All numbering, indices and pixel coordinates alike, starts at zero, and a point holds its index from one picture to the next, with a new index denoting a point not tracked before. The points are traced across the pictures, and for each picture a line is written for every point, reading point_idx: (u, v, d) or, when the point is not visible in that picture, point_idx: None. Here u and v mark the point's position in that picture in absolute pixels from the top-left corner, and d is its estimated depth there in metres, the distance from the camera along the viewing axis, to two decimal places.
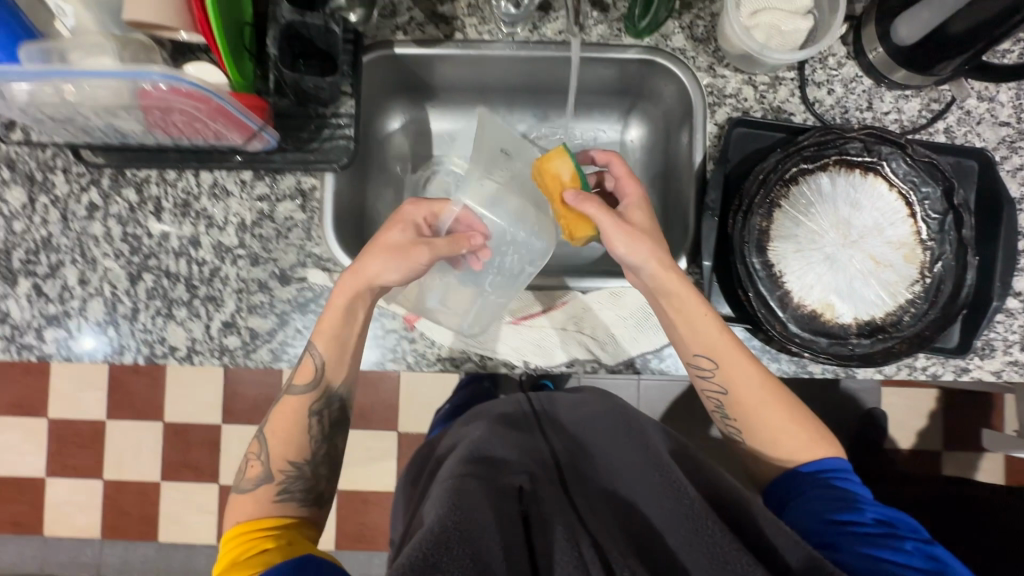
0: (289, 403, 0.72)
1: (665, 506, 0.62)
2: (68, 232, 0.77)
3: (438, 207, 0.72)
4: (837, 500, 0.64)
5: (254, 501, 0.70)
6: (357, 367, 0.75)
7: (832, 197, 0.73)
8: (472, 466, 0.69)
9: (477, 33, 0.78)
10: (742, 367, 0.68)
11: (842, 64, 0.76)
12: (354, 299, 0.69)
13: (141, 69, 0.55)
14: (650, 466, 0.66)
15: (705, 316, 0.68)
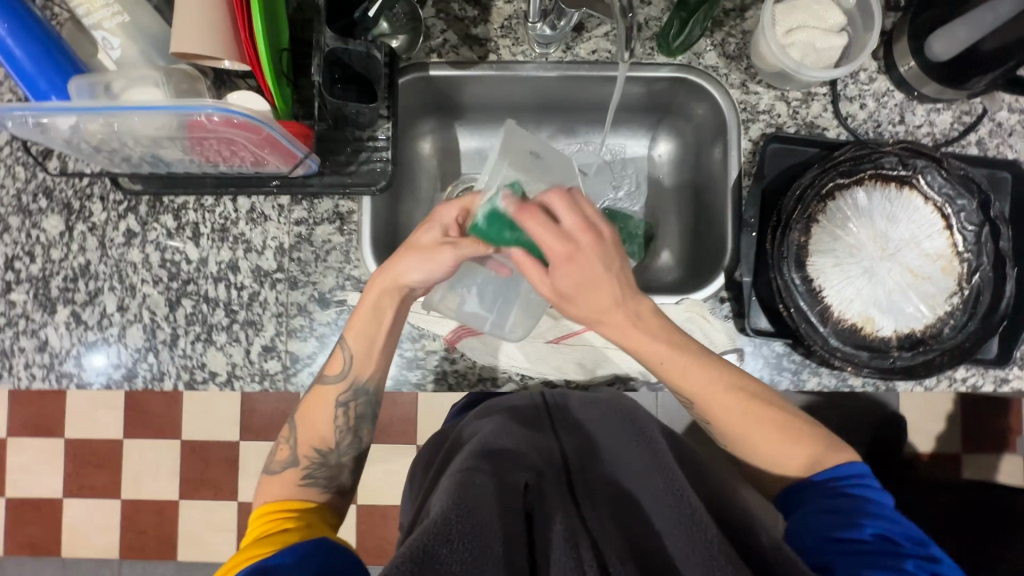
0: (322, 392, 0.71)
1: (664, 513, 0.55)
2: (106, 259, 0.77)
3: (469, 203, 0.69)
4: (838, 514, 0.59)
5: (281, 483, 0.69)
6: (388, 360, 0.73)
7: (869, 211, 0.74)
8: (473, 454, 0.62)
9: (511, 54, 0.78)
10: (718, 397, 0.66)
11: (873, 79, 0.77)
12: (383, 296, 0.69)
13: (195, 103, 0.55)
14: (653, 469, 0.59)
15: (670, 356, 0.64)
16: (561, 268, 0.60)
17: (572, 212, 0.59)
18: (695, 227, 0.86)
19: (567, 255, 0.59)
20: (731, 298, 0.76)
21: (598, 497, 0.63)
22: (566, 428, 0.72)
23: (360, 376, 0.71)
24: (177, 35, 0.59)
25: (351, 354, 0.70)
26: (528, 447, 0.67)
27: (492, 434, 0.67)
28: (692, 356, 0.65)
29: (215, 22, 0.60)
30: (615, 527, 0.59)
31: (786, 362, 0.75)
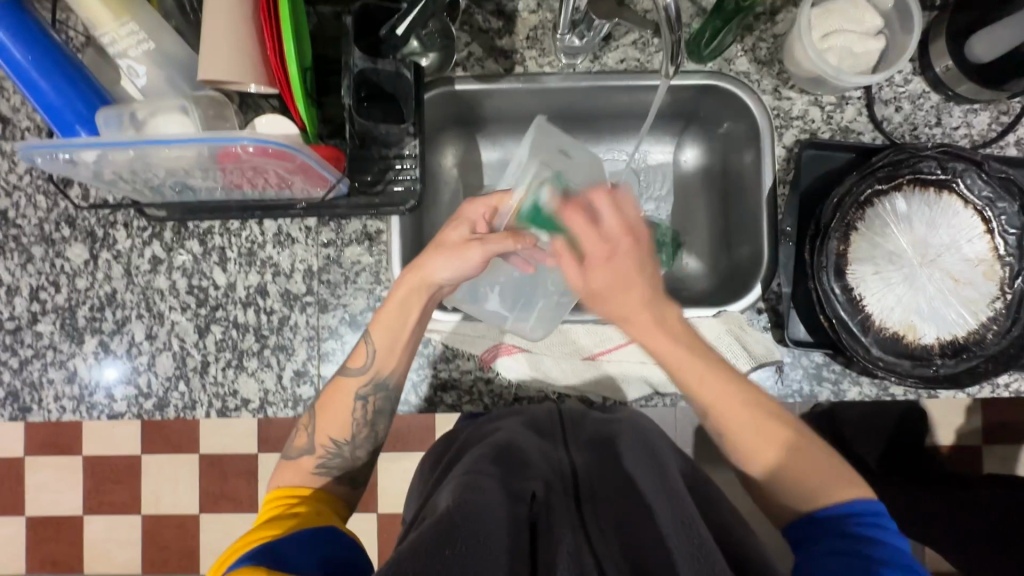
0: (343, 386, 0.68)
1: (673, 539, 0.51)
2: (133, 287, 0.76)
3: (495, 202, 0.71)
4: (852, 559, 0.53)
5: (297, 469, 0.67)
6: (411, 358, 0.71)
7: (908, 217, 0.72)
8: (488, 457, 0.61)
9: (538, 66, 0.77)
10: (731, 411, 0.62)
11: (909, 80, 0.75)
12: (410, 294, 0.67)
13: (230, 135, 0.54)
14: (664, 495, 0.56)
15: (691, 361, 0.61)
16: (596, 269, 0.59)
17: (613, 210, 0.60)
18: (726, 232, 0.85)
19: (603, 254, 0.59)
20: (769, 309, 0.75)
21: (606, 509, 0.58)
22: (579, 442, 0.67)
23: (383, 371, 0.69)
24: (203, 59, 0.58)
25: (377, 349, 0.68)
26: (540, 454, 0.65)
27: (507, 435, 0.65)
28: (710, 366, 0.61)
29: (243, 46, 0.58)
30: (618, 547, 0.53)
31: (826, 373, 0.74)
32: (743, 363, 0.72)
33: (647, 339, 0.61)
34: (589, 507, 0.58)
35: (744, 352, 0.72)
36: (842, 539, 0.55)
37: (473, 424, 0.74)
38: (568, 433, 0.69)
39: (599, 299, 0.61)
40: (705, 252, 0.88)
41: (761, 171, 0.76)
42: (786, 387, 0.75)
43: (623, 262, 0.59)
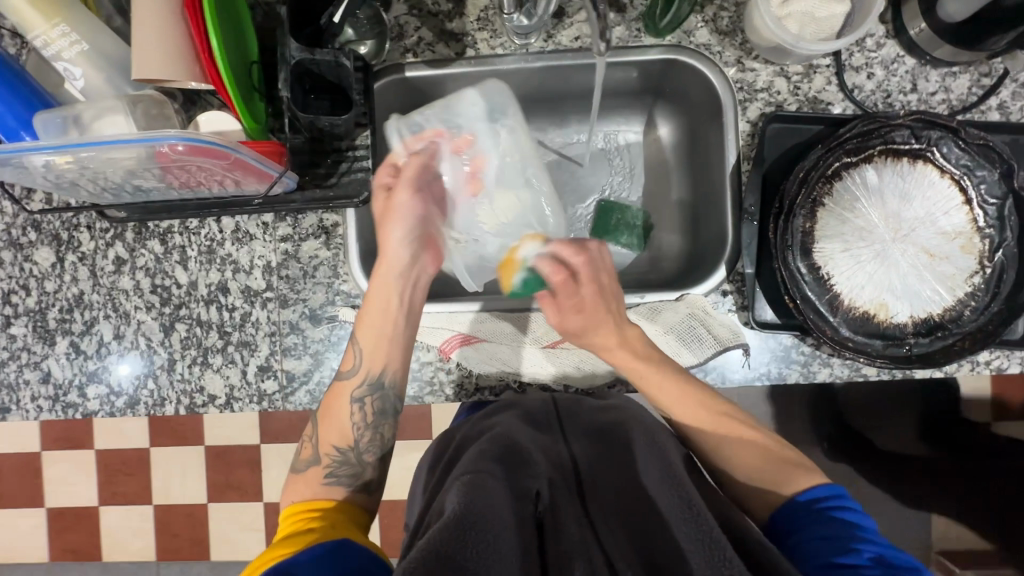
0: (339, 390, 0.68)
1: (680, 528, 0.50)
2: (99, 288, 0.77)
3: (389, 159, 0.72)
4: (830, 540, 0.53)
5: (306, 484, 0.66)
6: (403, 353, 0.70)
7: (879, 190, 0.69)
8: (485, 454, 0.60)
9: (489, 48, 0.75)
10: (671, 400, 0.67)
11: (881, 44, 0.71)
12: (384, 281, 0.69)
13: (157, 135, 0.53)
14: (668, 484, 0.55)
15: (650, 372, 0.66)
16: (574, 315, 0.67)
17: (590, 266, 0.68)
18: (694, 213, 0.83)
19: (576, 306, 0.67)
20: (734, 290, 0.72)
21: (612, 507, 0.58)
22: (576, 431, 0.68)
23: (376, 368, 0.68)
24: (135, 60, 0.57)
25: (363, 348, 0.68)
26: (537, 450, 0.64)
27: (503, 430, 0.64)
28: (648, 365, 0.66)
29: (173, 44, 0.58)
30: (626, 542, 0.54)
31: (796, 355, 0.72)
32: (708, 346, 0.70)
33: (617, 363, 0.67)
34: (594, 504, 0.59)
35: (708, 335, 0.70)
36: (815, 524, 0.56)
37: (468, 421, 0.73)
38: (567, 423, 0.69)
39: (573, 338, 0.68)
40: (676, 232, 0.86)
41: (724, 148, 0.73)
42: (753, 369, 0.72)
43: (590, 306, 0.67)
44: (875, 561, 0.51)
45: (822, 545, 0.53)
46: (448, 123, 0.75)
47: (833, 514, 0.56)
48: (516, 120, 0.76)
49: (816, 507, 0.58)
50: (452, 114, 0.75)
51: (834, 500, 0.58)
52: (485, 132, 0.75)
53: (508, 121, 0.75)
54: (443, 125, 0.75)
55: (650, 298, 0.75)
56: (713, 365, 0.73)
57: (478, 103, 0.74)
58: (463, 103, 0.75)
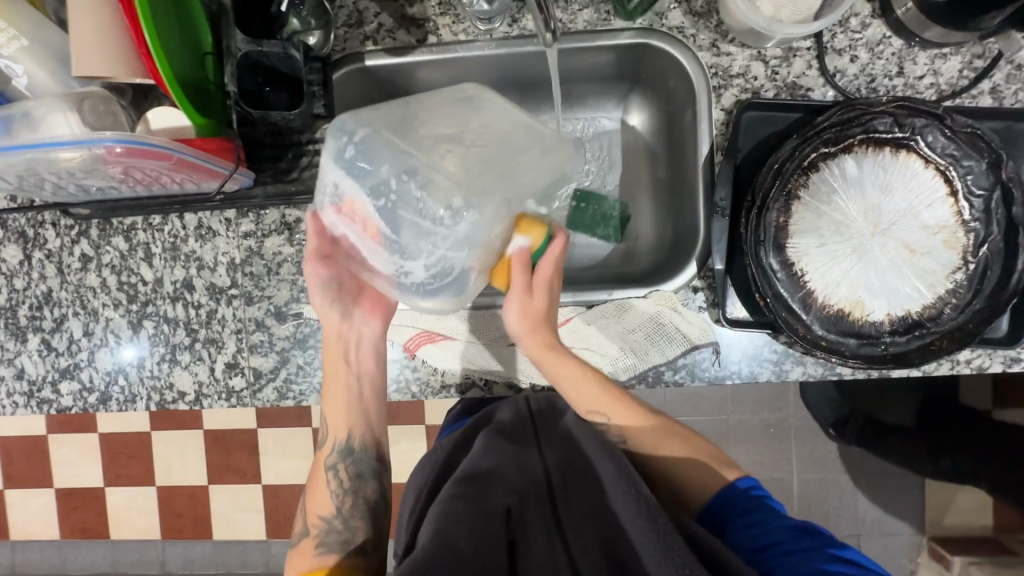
0: (316, 463, 0.70)
1: (635, 523, 0.53)
2: (66, 286, 0.77)
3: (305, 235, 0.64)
4: (760, 524, 0.58)
5: (299, 554, 0.66)
6: (363, 413, 0.69)
7: (859, 182, 0.66)
8: (455, 479, 0.63)
9: (452, 34, 0.72)
10: (602, 403, 0.65)
11: (866, 25, 0.67)
12: (331, 347, 0.68)
13: (92, 137, 0.52)
14: (621, 478, 0.58)
15: (585, 378, 0.65)
16: (538, 294, 0.63)
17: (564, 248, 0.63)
18: (670, 201, 0.80)
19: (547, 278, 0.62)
20: (705, 287, 0.70)
21: (583, 513, 0.60)
22: (548, 442, 0.70)
23: (340, 436, 0.69)
24: (75, 55, 0.55)
25: (326, 420, 0.69)
26: (511, 467, 0.66)
27: (469, 461, 0.66)
28: (575, 367, 0.65)
29: (113, 42, 0.56)
30: (598, 547, 0.57)
31: (768, 353, 0.70)
32: (677, 345, 0.68)
33: (555, 368, 0.64)
34: (565, 512, 0.61)
35: (677, 333, 0.68)
36: (745, 512, 0.60)
37: (451, 438, 0.77)
38: (540, 434, 0.71)
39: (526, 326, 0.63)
40: (652, 223, 0.83)
41: (698, 137, 0.70)
42: (724, 367, 0.70)
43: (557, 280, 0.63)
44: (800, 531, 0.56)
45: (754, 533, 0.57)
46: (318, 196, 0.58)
47: (755, 500, 0.61)
48: (374, 131, 0.57)
49: (742, 495, 0.62)
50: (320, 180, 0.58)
51: (754, 488, 0.63)
52: (347, 175, 0.55)
53: (361, 139, 0.56)
54: (321, 196, 0.58)
55: (618, 295, 0.73)
56: (683, 364, 0.71)
57: (331, 163, 0.56)
58: (321, 167, 0.57)
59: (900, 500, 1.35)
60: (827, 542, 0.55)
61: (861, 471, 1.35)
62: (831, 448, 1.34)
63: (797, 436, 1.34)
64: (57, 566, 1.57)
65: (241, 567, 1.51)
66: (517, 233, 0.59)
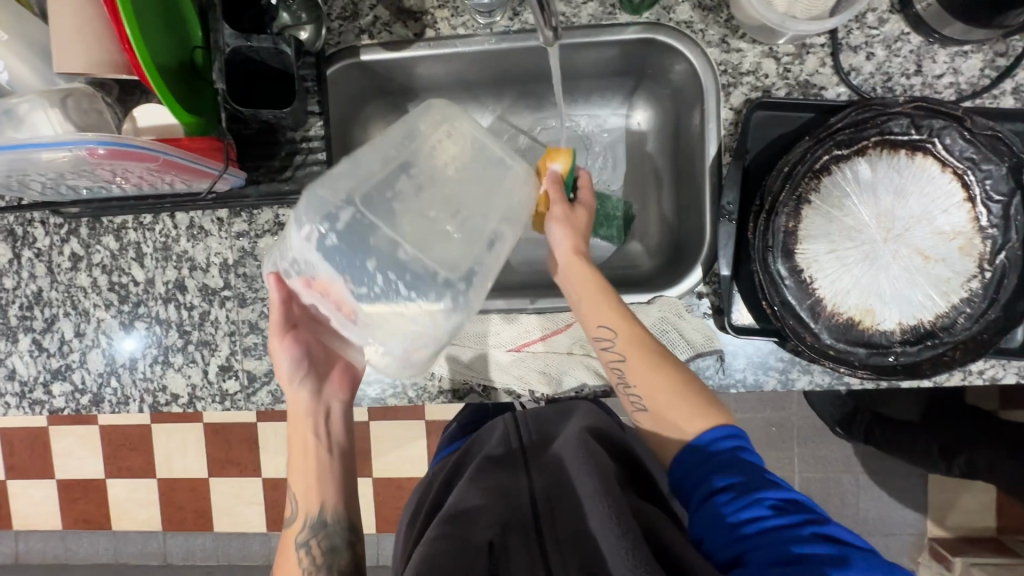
0: (286, 539, 0.69)
1: (608, 538, 0.54)
2: (57, 286, 0.75)
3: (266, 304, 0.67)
4: (735, 495, 0.52)
5: None
6: (334, 486, 0.70)
7: (872, 186, 0.63)
8: (439, 520, 0.64)
9: (451, 28, 0.69)
10: (607, 316, 0.62)
11: (884, 20, 0.64)
12: (297, 419, 0.69)
13: (74, 138, 0.50)
14: (599, 493, 0.59)
15: (599, 289, 0.63)
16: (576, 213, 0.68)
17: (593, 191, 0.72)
18: (676, 201, 0.77)
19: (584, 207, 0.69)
20: (710, 293, 0.68)
21: (566, 540, 0.61)
22: (535, 470, 0.73)
23: (312, 510, 0.69)
24: (55, 51, 0.53)
25: (296, 494, 0.69)
26: (496, 499, 0.68)
27: (453, 501, 0.67)
28: (596, 279, 0.64)
29: (97, 38, 0.54)
30: (577, 570, 0.57)
31: (774, 361, 0.68)
32: (681, 352, 0.66)
33: (578, 276, 0.65)
34: (550, 537, 0.62)
35: (681, 340, 0.66)
36: (720, 479, 0.54)
37: (444, 476, 0.80)
38: (529, 462, 0.74)
39: (559, 228, 0.66)
40: (657, 224, 0.81)
41: (705, 138, 0.67)
42: (728, 375, 0.68)
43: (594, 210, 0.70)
44: (778, 505, 0.51)
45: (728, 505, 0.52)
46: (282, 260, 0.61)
47: (730, 461, 0.55)
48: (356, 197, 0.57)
49: (716, 454, 0.56)
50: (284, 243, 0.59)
51: (731, 445, 0.57)
52: (322, 261, 0.56)
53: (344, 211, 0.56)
54: (292, 266, 0.59)
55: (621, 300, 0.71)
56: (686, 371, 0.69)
57: (298, 232, 0.56)
58: (291, 240, 0.57)
59: (904, 501, 1.34)
60: (805, 517, 0.50)
61: (865, 471, 1.33)
62: (834, 447, 1.32)
63: (801, 436, 1.33)
64: (60, 555, 1.57)
65: (242, 559, 1.52)
66: (550, 159, 0.68)
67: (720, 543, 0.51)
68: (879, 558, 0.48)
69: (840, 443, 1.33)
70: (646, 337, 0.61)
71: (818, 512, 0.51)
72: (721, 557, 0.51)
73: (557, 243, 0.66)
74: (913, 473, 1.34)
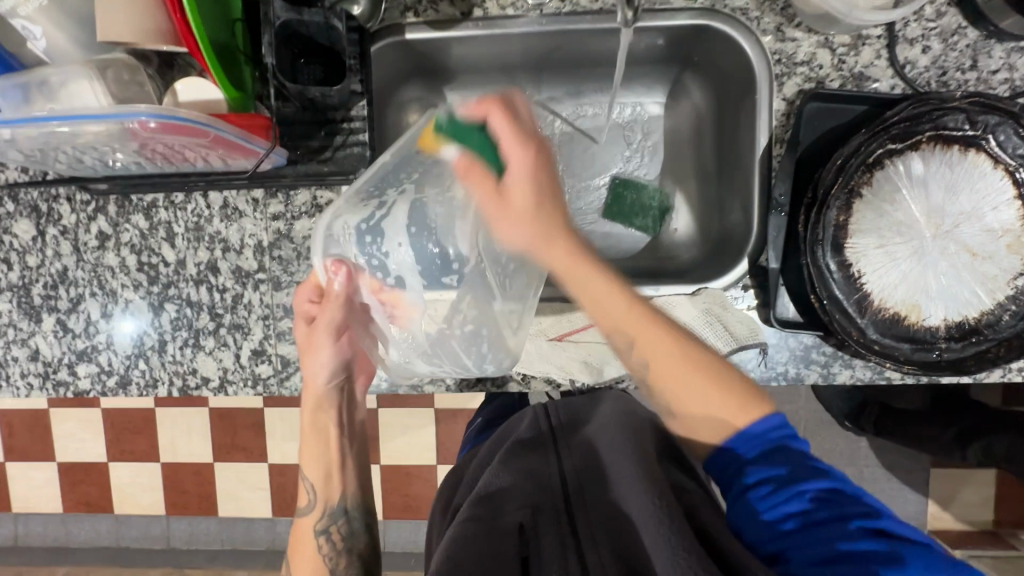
0: (301, 527, 0.71)
1: (648, 523, 0.53)
2: (83, 265, 0.73)
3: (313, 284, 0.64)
4: (771, 489, 0.50)
5: None
6: (353, 477, 0.74)
7: (924, 182, 0.63)
8: (469, 502, 0.62)
9: (499, 8, 0.68)
10: (633, 328, 0.54)
11: (942, 13, 0.63)
12: (319, 411, 0.70)
13: (126, 110, 0.48)
14: (638, 479, 0.58)
15: (614, 294, 0.53)
16: (513, 199, 0.51)
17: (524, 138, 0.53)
18: (717, 192, 0.77)
19: (522, 184, 0.51)
20: (755, 285, 0.68)
21: (599, 519, 0.59)
22: (569, 450, 0.70)
23: (332, 499, 0.72)
24: (101, 19, 0.52)
25: (315, 485, 0.72)
26: (527, 480, 0.66)
27: (484, 482, 0.65)
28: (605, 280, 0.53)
29: (143, 6, 0.53)
30: (610, 553, 0.55)
31: (815, 355, 0.68)
32: (727, 343, 0.64)
33: (586, 283, 0.52)
34: (581, 517, 0.59)
35: (727, 332, 0.65)
36: (756, 471, 0.52)
37: (480, 458, 0.79)
38: (561, 442, 0.72)
39: (513, 228, 0.51)
40: (694, 214, 0.80)
41: (755, 128, 0.67)
42: (770, 368, 0.68)
43: (542, 162, 0.53)
44: (819, 499, 0.49)
45: (763, 501, 0.50)
46: (347, 244, 0.53)
47: (766, 453, 0.53)
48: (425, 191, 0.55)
49: (744, 444, 0.54)
50: (375, 231, 0.53)
51: (762, 436, 0.54)
52: (422, 287, 0.54)
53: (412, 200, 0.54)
54: (374, 261, 0.54)
55: (665, 292, 0.71)
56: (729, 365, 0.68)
57: (407, 242, 0.53)
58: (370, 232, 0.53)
59: (908, 495, 1.36)
60: (850, 511, 0.47)
61: (870, 464, 1.35)
62: (842, 441, 1.34)
63: (811, 429, 1.34)
64: (60, 538, 1.55)
65: (246, 544, 1.51)
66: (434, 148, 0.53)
67: (759, 541, 0.49)
68: (938, 552, 0.45)
69: (848, 437, 1.35)
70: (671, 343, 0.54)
71: (869, 505, 0.48)
72: (760, 558, 0.49)
73: (516, 243, 0.52)
74: (917, 468, 1.36)
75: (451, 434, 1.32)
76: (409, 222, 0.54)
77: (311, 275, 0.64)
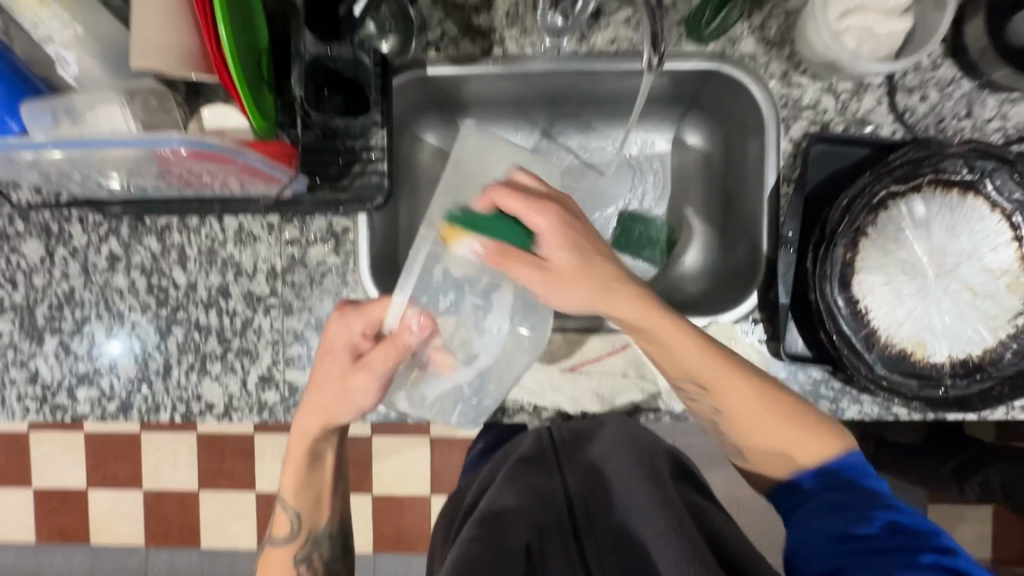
0: (279, 552, 0.69)
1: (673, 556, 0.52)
2: (91, 286, 0.72)
3: (376, 313, 0.60)
4: (839, 514, 0.53)
5: None
6: (338, 500, 0.72)
7: (926, 223, 0.65)
8: (474, 520, 0.58)
9: (519, 47, 0.70)
10: (695, 373, 0.59)
11: (938, 64, 0.66)
12: (312, 445, 0.66)
13: (158, 138, 0.49)
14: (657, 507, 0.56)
15: (681, 336, 0.57)
16: (554, 263, 0.54)
17: (553, 219, 0.54)
18: (723, 230, 0.79)
19: (570, 258, 0.54)
20: (766, 319, 0.69)
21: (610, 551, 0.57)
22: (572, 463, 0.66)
23: (319, 526, 0.70)
24: (137, 47, 0.54)
25: (300, 512, 0.68)
26: (531, 499, 0.62)
27: (487, 500, 0.61)
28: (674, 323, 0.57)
29: (178, 36, 0.55)
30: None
31: (824, 390, 0.69)
32: None
33: (652, 330, 0.57)
34: (590, 544, 0.58)
35: None
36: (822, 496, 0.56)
37: (483, 473, 0.76)
38: (562, 456, 0.66)
39: (567, 291, 0.55)
40: (699, 248, 0.82)
41: (763, 167, 0.69)
42: None
43: (570, 223, 0.54)
44: (890, 529, 0.51)
45: (827, 522, 0.53)
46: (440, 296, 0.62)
47: (843, 484, 0.56)
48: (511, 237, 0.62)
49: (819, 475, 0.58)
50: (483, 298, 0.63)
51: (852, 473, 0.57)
52: (482, 367, 0.64)
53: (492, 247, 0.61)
54: (461, 321, 0.63)
55: None
56: None
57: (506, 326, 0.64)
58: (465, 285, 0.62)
59: None
60: (919, 545, 0.50)
61: None
62: None
63: None
64: (31, 570, 1.48)
65: None
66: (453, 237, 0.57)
67: (814, 554, 0.52)
68: None
69: None
70: (757, 385, 0.59)
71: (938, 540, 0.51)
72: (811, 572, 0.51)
73: (571, 302, 0.55)
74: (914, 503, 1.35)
75: (447, 465, 1.28)
76: (515, 312, 0.64)
77: (370, 310, 0.60)
